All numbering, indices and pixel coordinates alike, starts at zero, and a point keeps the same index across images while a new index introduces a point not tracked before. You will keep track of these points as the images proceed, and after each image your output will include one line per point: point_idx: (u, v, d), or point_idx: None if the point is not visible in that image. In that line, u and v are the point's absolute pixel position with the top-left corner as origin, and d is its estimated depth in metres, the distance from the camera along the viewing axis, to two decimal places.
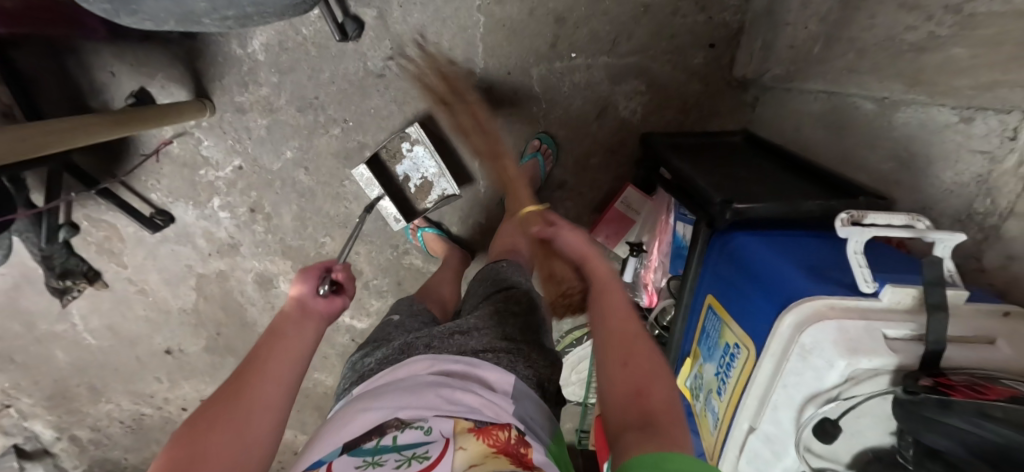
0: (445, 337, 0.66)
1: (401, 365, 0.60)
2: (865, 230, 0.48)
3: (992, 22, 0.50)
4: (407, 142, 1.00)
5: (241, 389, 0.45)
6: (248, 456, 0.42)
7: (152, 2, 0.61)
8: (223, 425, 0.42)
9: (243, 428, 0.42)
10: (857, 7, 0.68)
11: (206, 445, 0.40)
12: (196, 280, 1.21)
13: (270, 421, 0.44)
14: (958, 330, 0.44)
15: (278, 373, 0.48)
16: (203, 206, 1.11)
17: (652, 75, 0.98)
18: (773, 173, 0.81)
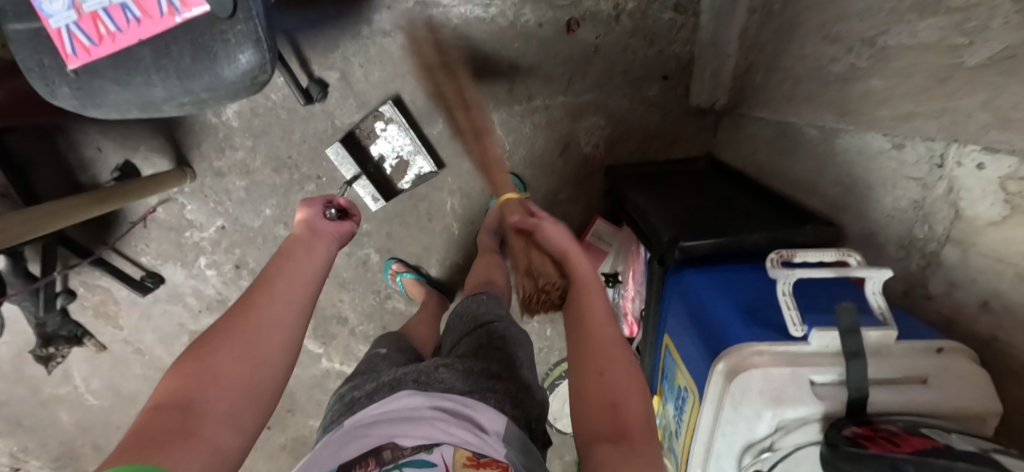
0: (432, 372, 0.60)
1: (393, 398, 0.54)
2: (790, 271, 0.49)
3: (902, 55, 0.51)
4: (382, 121, 0.98)
5: (248, 307, 0.47)
6: (262, 369, 0.44)
7: (115, 95, 0.66)
8: (233, 342, 0.44)
9: (253, 345, 0.44)
10: (788, 39, 0.69)
11: (217, 360, 0.42)
12: (189, 337, 1.24)
13: (282, 337, 0.46)
14: (887, 371, 0.43)
15: (286, 293, 0.49)
16: (190, 266, 1.15)
17: (611, 110, 1.00)
18: (731, 200, 0.82)
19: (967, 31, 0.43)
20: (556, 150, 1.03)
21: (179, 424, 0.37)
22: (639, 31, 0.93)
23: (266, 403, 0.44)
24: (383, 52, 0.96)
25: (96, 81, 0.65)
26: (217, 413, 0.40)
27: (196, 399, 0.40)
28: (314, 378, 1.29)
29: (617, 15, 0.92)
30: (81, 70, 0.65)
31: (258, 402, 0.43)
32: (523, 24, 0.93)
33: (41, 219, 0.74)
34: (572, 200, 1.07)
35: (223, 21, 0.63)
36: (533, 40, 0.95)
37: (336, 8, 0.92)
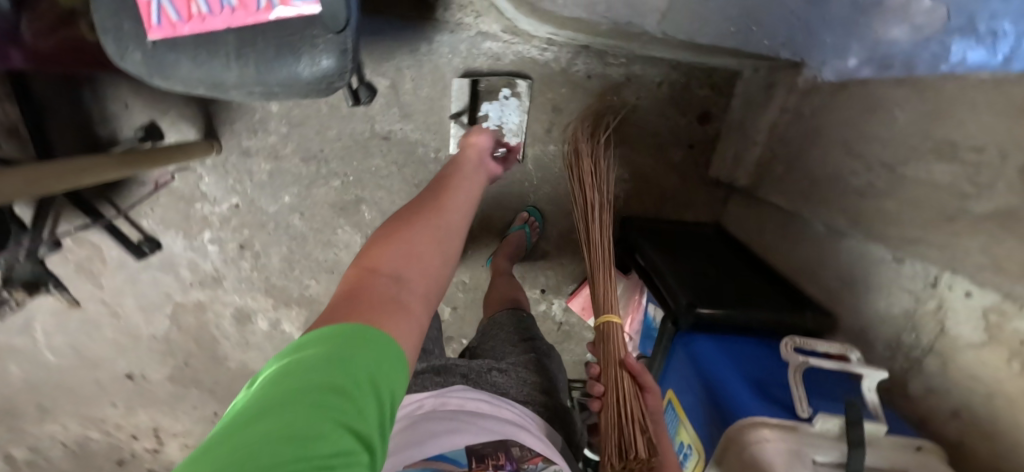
0: (485, 373, 0.74)
1: (456, 393, 0.65)
2: (802, 359, 0.55)
3: (917, 187, 0.59)
4: (509, 88, 0.99)
5: (436, 207, 0.55)
6: (441, 256, 0.51)
7: (186, 70, 0.67)
8: (426, 228, 0.52)
9: (439, 235, 0.52)
10: (813, 144, 0.78)
11: (415, 237, 0.50)
12: (173, 308, 1.21)
13: (455, 238, 0.54)
14: (876, 461, 0.50)
15: (456, 206, 0.58)
16: (192, 238, 1.13)
17: (636, 166, 1.06)
18: (736, 271, 0.89)
19: (979, 183, 0.52)
20: None
21: (390, 295, 0.42)
22: (675, 101, 1.01)
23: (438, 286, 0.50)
24: (436, 71, 0.99)
25: (171, 55, 0.66)
26: (416, 289, 0.45)
27: (401, 275, 0.45)
28: None
29: (659, 83, 1.00)
30: (159, 42, 0.66)
31: (436, 280, 0.49)
32: (573, 73, 0.99)
33: (75, 175, 0.73)
34: None
35: (314, 29, 0.65)
36: (579, 89, 1.01)
37: (399, 22, 0.95)
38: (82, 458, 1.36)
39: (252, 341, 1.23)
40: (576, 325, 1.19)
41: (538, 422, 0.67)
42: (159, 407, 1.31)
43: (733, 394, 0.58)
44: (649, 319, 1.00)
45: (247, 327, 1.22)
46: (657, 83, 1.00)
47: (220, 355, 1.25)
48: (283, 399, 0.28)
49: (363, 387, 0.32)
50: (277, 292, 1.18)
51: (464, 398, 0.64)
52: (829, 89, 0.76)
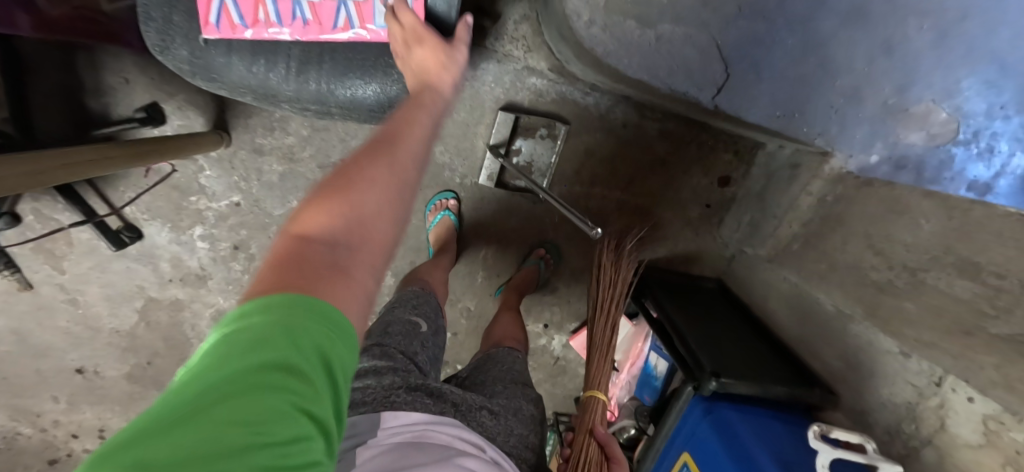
0: (474, 409, 0.65)
1: (433, 431, 0.55)
2: (833, 450, 0.59)
3: (936, 294, 0.65)
4: (548, 129, 1.00)
5: (386, 147, 0.44)
6: (383, 217, 0.40)
7: (237, 72, 0.62)
8: (367, 175, 0.41)
9: (383, 182, 0.41)
10: (834, 229, 0.84)
11: (354, 190, 0.39)
12: (144, 302, 1.10)
13: (403, 187, 0.43)
14: None
15: (406, 148, 0.46)
16: (180, 231, 1.04)
17: (654, 216, 1.10)
18: (743, 333, 0.94)
19: (997, 307, 0.58)
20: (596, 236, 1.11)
21: (327, 264, 0.34)
22: (700, 161, 1.05)
23: (388, 249, 0.40)
24: (476, 98, 0.98)
25: (228, 56, 0.61)
26: (359, 259, 0.36)
27: (345, 237, 0.37)
28: None
29: (688, 142, 1.03)
30: (214, 42, 0.60)
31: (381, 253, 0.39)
32: (610, 120, 1.01)
33: (81, 167, 0.66)
34: None
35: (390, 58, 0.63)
36: (613, 137, 1.02)
37: None
38: (5, 454, 1.21)
39: None
40: (572, 361, 1.20)
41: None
42: (109, 406, 1.19)
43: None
44: (649, 365, 1.05)
45: None
46: (687, 142, 1.03)
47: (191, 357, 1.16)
48: (224, 385, 0.24)
49: (312, 360, 0.28)
50: None
51: (451, 435, 0.56)
52: (854, 182, 0.82)
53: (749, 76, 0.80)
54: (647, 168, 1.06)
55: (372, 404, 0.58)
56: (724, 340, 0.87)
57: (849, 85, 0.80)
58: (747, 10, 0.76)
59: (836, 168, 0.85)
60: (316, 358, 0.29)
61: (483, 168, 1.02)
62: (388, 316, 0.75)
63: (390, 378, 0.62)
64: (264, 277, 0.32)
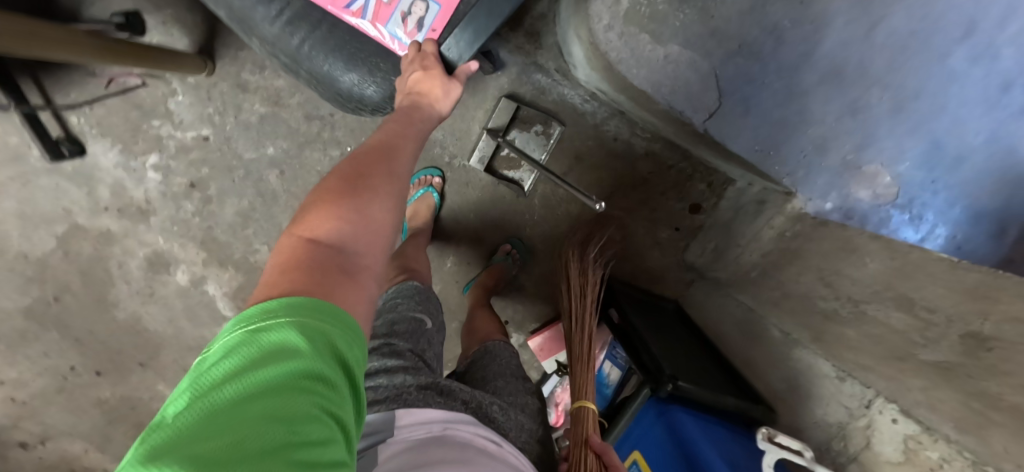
0: (489, 407, 0.65)
1: (457, 427, 0.54)
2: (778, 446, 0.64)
3: (876, 323, 0.72)
4: (546, 125, 1.02)
5: (375, 165, 0.53)
6: (377, 222, 0.48)
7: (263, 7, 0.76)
8: (363, 185, 0.50)
9: (376, 192, 0.50)
10: (791, 261, 0.91)
11: (352, 197, 0.48)
12: (68, 229, 0.98)
13: (394, 197, 0.52)
14: None
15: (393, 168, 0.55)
16: (131, 156, 0.94)
17: (627, 230, 1.14)
18: (696, 349, 0.97)
19: (927, 337, 0.65)
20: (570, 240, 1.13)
21: (335, 267, 0.41)
22: (677, 185, 1.11)
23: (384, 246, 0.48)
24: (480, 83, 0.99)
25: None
26: (358, 258, 0.44)
27: (345, 243, 0.44)
28: (199, 341, 1.09)
29: (669, 166, 1.10)
30: None
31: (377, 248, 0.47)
32: (603, 130, 1.06)
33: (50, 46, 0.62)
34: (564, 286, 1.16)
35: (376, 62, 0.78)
36: (603, 147, 1.07)
37: None
38: None
39: (161, 293, 1.04)
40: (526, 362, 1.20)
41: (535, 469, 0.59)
42: None
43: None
44: (602, 374, 1.05)
45: (160, 275, 1.03)
46: (669, 165, 1.10)
47: (111, 298, 1.04)
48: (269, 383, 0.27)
49: (332, 368, 0.32)
50: (214, 246, 1.02)
51: (471, 432, 0.55)
52: (812, 222, 0.90)
53: (736, 112, 0.88)
54: (629, 182, 1.11)
55: (387, 400, 0.58)
56: (681, 351, 0.91)
57: (819, 136, 0.89)
58: (747, 50, 0.84)
59: (798, 208, 0.94)
60: (325, 351, 0.32)
61: (476, 149, 1.04)
62: (399, 312, 0.77)
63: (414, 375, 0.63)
64: (276, 278, 0.38)
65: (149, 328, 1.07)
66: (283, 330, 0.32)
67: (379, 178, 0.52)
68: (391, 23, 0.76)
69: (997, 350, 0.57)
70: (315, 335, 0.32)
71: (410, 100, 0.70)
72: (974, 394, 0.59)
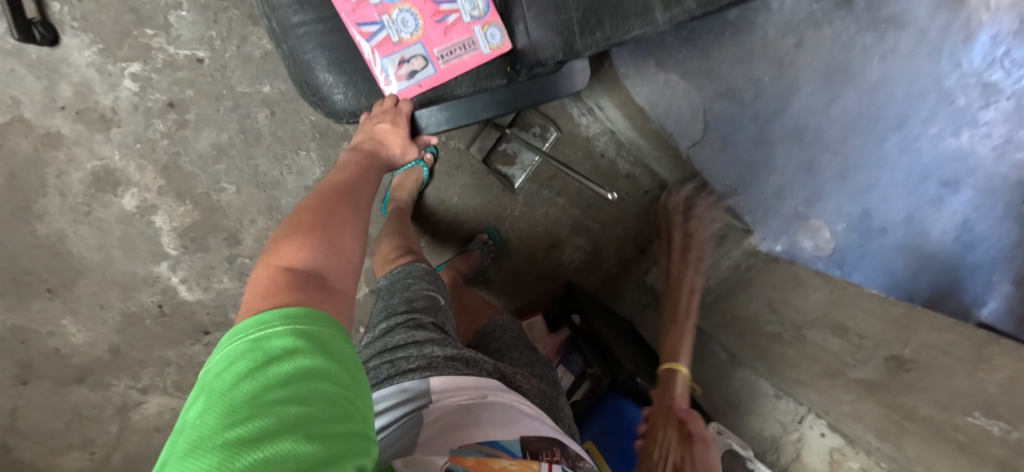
0: (512, 378, 0.67)
1: (493, 392, 0.56)
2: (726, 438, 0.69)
3: (813, 345, 0.80)
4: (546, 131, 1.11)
5: (341, 203, 0.57)
6: (348, 250, 0.51)
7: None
8: (332, 219, 0.53)
9: (344, 227, 0.53)
10: (743, 289, 0.99)
11: (323, 229, 0.51)
12: (6, 120, 0.88)
13: (360, 230, 0.56)
14: None
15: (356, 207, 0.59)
16: (109, 59, 0.88)
17: (598, 244, 1.20)
18: (651, 361, 1.01)
19: (857, 358, 0.73)
20: (544, 243, 1.18)
21: (313, 283, 0.43)
22: (650, 210, 1.19)
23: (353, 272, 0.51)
24: None
25: None
26: (333, 282, 0.46)
27: (319, 270, 0.46)
28: (129, 276, 0.99)
29: (646, 191, 1.18)
30: None
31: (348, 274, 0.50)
32: (593, 145, 1.13)
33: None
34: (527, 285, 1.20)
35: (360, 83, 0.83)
36: (591, 160, 1.14)
37: None
38: None
39: (100, 214, 0.94)
40: None
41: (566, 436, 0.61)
42: None
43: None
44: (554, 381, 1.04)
45: (104, 194, 0.93)
46: (646, 191, 1.18)
47: (34, 208, 0.92)
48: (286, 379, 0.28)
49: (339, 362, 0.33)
50: (176, 175, 0.95)
51: (509, 398, 0.57)
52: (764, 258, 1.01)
53: (717, 146, 0.98)
54: (608, 199, 1.17)
55: (421, 369, 0.58)
56: (642, 361, 0.97)
57: (779, 183, 1.00)
58: (734, 92, 0.94)
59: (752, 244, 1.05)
60: (326, 350, 0.33)
61: (479, 139, 1.10)
62: (416, 290, 0.79)
63: (442, 346, 0.64)
64: (257, 295, 0.39)
65: (72, 251, 0.96)
66: (282, 336, 0.32)
67: (346, 213, 0.56)
68: (389, 58, 0.79)
69: (915, 371, 0.66)
70: (319, 339, 0.34)
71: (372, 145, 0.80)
72: (890, 406, 0.66)
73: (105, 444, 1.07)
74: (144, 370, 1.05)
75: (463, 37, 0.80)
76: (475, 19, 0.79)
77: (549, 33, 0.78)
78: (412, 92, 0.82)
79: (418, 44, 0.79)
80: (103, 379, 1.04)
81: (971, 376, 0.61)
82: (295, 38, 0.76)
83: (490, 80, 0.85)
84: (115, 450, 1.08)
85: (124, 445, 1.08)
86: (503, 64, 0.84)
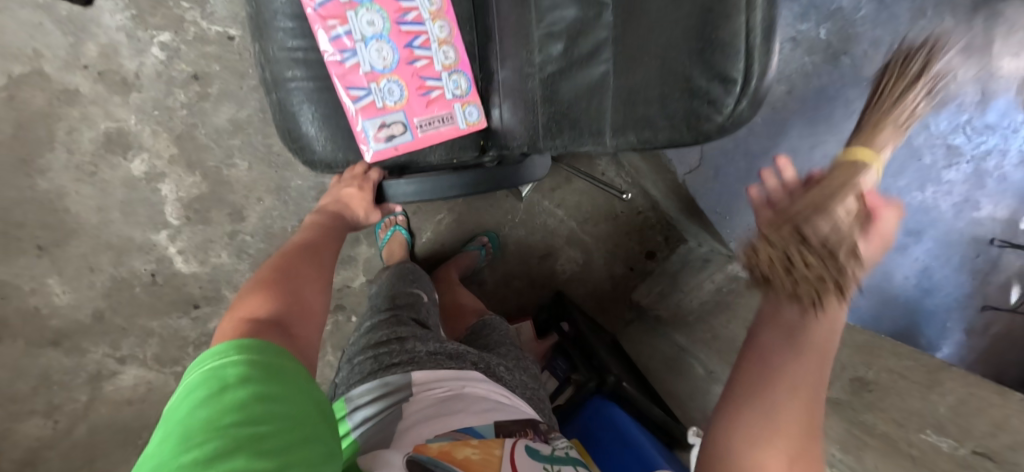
0: (493, 367, 0.69)
1: (465, 379, 0.60)
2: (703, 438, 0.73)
3: None
4: None
5: (302, 261, 0.62)
6: (310, 303, 0.55)
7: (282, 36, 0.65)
8: (293, 275, 0.58)
9: (304, 283, 0.58)
10: (724, 311, 1.05)
11: (287, 283, 0.55)
12: (25, 71, 0.88)
13: (320, 285, 0.60)
14: None
15: (318, 266, 0.64)
16: (141, 26, 0.90)
17: (591, 258, 1.25)
18: (632, 372, 1.06)
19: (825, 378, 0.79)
20: (539, 252, 1.22)
21: (277, 321, 0.46)
22: (641, 230, 1.26)
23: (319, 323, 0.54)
24: None
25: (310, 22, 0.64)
26: (299, 325, 0.49)
27: (286, 316, 0.48)
28: (124, 241, 0.98)
29: (639, 211, 1.24)
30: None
31: (313, 321, 0.52)
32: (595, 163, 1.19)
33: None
34: (518, 290, 1.23)
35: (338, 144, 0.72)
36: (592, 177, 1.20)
37: None
38: None
39: (106, 175, 0.94)
40: None
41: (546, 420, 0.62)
42: None
43: (655, 464, 0.79)
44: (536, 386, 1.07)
45: (113, 156, 0.93)
46: (640, 212, 1.25)
47: (38, 163, 0.91)
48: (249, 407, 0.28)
49: (297, 391, 0.33)
50: (189, 146, 0.96)
51: (483, 389, 0.59)
52: None
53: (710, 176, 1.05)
54: (605, 217, 1.24)
55: (403, 362, 0.62)
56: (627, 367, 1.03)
57: None
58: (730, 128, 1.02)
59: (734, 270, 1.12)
60: (283, 380, 0.33)
61: None
62: (405, 291, 0.83)
63: (421, 342, 0.68)
64: (225, 335, 0.41)
65: (70, 210, 0.94)
66: (240, 364, 0.32)
67: (308, 273, 0.60)
68: (370, 121, 0.68)
69: (876, 391, 0.73)
70: (274, 368, 0.34)
71: (338, 206, 0.81)
72: (855, 422, 0.72)
73: (70, 412, 1.03)
74: (125, 339, 1.03)
75: (444, 112, 0.71)
76: (457, 96, 0.71)
77: (522, 125, 0.72)
78: (385, 157, 0.70)
79: (398, 110, 0.69)
80: (79, 345, 1.01)
81: (924, 398, 0.69)
82: (284, 90, 0.66)
83: (465, 154, 0.75)
84: (80, 420, 1.04)
85: (90, 416, 1.04)
86: (477, 138, 0.76)
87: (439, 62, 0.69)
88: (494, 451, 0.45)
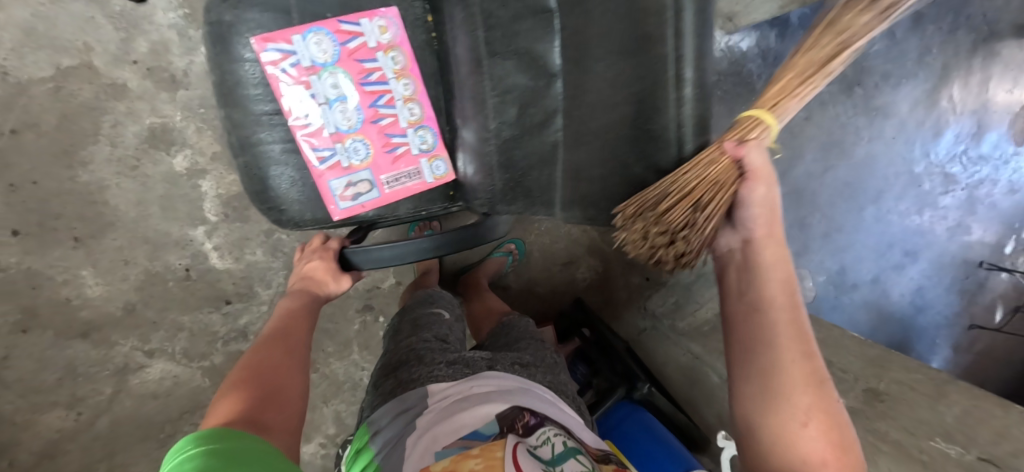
0: (508, 365, 0.69)
1: (476, 381, 0.60)
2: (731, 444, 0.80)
3: None
4: None
5: (274, 344, 0.60)
6: (285, 389, 0.52)
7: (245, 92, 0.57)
8: (262, 363, 0.55)
9: (276, 368, 0.55)
10: None
11: (258, 371, 0.53)
12: (73, 64, 0.88)
13: (297, 368, 0.57)
14: None
15: (291, 345, 0.61)
16: (193, 25, 0.91)
17: (609, 268, 1.30)
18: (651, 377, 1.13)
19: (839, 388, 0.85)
20: (562, 259, 1.27)
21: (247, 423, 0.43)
22: None
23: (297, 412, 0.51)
24: None
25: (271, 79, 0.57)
26: (270, 422, 0.46)
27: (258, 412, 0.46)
28: (161, 236, 0.99)
29: None
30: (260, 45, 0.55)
31: (289, 410, 0.50)
32: None
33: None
34: (539, 296, 1.27)
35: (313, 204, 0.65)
36: None
37: None
38: None
39: (149, 170, 0.95)
40: None
41: (564, 412, 0.61)
42: None
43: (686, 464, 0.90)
44: None
45: (156, 151, 0.94)
46: None
47: (80, 154, 0.92)
48: None
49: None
50: None
51: (494, 383, 0.59)
52: None
53: None
54: None
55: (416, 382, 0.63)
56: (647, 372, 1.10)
57: None
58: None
59: None
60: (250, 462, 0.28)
61: None
62: (417, 310, 0.85)
63: (428, 361, 0.68)
64: None
65: (110, 203, 0.95)
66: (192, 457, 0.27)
67: (279, 357, 0.58)
68: (334, 182, 0.63)
69: (887, 401, 0.79)
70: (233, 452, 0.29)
71: (302, 284, 0.75)
72: (868, 429, 0.76)
73: (93, 405, 1.02)
74: (155, 332, 1.03)
75: (409, 168, 0.66)
76: (423, 151, 0.66)
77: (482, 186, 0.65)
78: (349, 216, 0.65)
79: (364, 168, 0.64)
80: (109, 337, 1.01)
81: (932, 408, 0.76)
82: (251, 153, 0.59)
83: (433, 205, 0.71)
84: (103, 413, 1.03)
85: (115, 410, 1.03)
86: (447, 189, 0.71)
87: (403, 119, 0.64)
88: (498, 455, 0.45)
